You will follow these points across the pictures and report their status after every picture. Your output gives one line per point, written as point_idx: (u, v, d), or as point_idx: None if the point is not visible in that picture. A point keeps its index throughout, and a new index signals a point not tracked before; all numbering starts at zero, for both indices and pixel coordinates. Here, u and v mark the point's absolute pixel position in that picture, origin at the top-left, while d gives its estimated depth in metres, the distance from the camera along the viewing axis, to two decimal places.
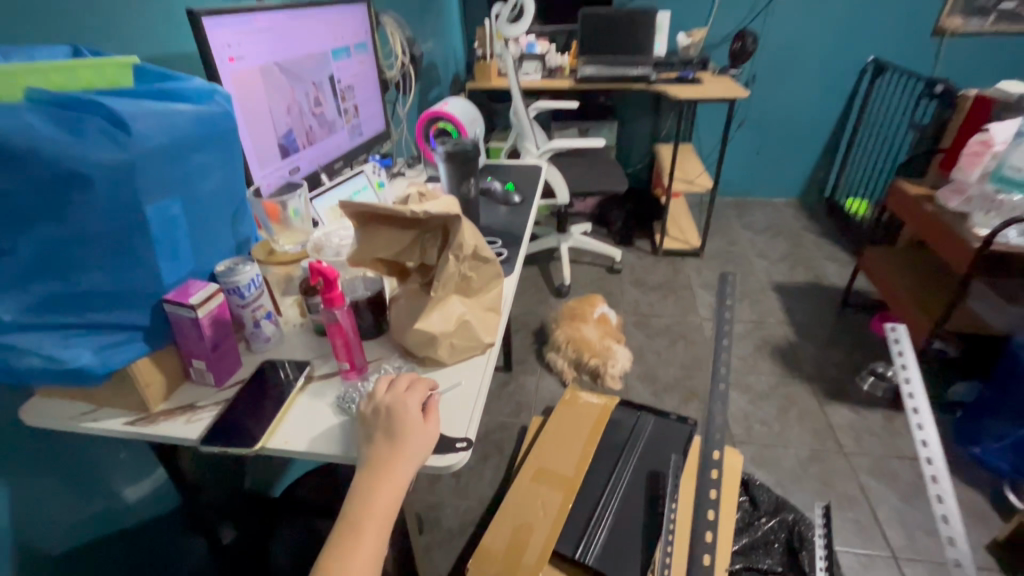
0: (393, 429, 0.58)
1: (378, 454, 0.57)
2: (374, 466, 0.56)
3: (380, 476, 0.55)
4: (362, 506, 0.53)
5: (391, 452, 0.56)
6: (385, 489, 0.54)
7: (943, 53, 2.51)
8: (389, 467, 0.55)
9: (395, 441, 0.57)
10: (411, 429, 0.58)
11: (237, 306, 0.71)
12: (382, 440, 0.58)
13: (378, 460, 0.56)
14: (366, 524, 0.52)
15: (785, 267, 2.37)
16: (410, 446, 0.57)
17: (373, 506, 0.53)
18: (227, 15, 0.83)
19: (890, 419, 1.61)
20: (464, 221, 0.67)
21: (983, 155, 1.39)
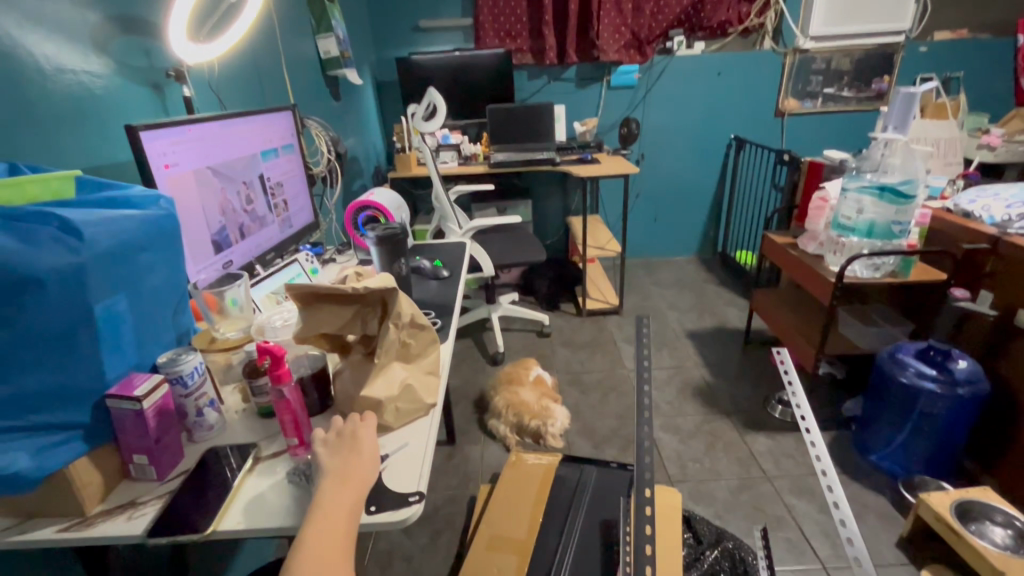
0: (352, 444, 0.67)
1: (339, 464, 0.64)
2: (336, 474, 0.63)
3: (344, 480, 0.62)
4: (330, 504, 0.59)
5: (352, 461, 0.64)
6: (350, 488, 0.61)
7: (787, 130, 3.06)
8: (352, 473, 0.63)
9: (354, 452, 0.66)
10: (367, 443, 0.67)
11: (180, 396, 0.73)
12: (340, 454, 0.65)
13: (340, 468, 0.63)
14: (335, 517, 0.58)
15: (694, 316, 2.64)
16: (367, 455, 0.66)
17: (341, 503, 0.59)
18: (163, 128, 0.90)
19: (800, 441, 1.79)
20: (400, 293, 0.76)
21: (824, 210, 1.74)
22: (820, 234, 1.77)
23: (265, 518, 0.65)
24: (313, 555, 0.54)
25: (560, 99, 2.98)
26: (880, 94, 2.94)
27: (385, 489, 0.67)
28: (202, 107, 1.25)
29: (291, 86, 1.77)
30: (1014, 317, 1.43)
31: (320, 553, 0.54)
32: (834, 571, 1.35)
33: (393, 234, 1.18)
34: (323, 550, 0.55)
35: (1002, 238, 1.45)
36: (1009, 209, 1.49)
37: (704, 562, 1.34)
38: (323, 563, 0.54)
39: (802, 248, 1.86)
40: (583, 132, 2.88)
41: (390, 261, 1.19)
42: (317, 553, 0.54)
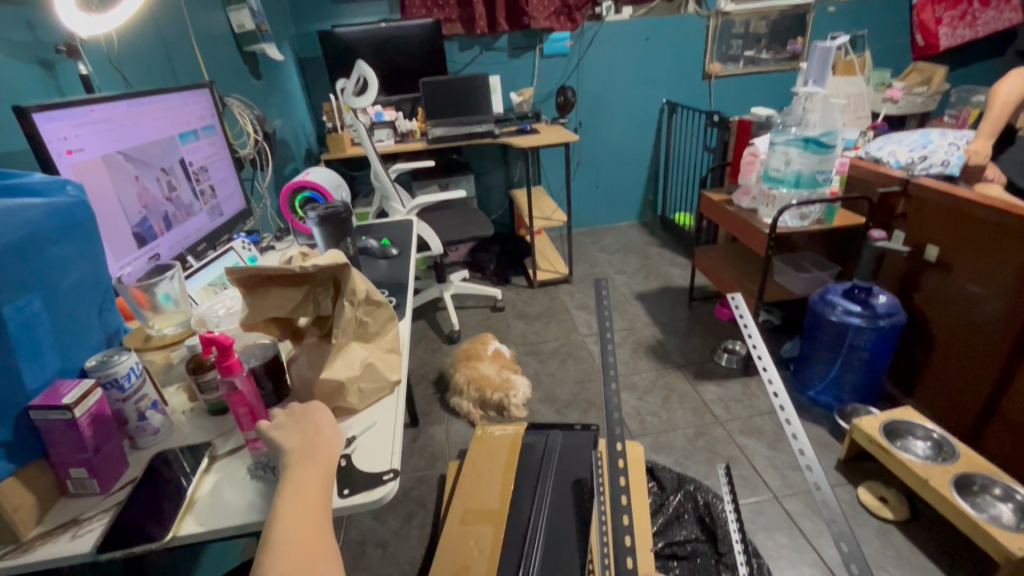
0: (309, 422, 0.65)
1: (301, 442, 0.62)
2: (300, 451, 0.61)
3: (310, 456, 0.60)
4: (299, 480, 0.57)
5: (313, 438, 0.63)
6: (318, 462, 0.60)
7: (714, 92, 3.17)
8: (315, 448, 0.61)
9: (313, 430, 0.64)
10: (323, 421, 0.65)
11: (116, 400, 0.66)
12: (301, 432, 0.63)
13: (303, 445, 0.61)
14: (306, 492, 0.56)
15: (640, 278, 2.72)
16: (327, 431, 0.64)
17: (310, 477, 0.58)
18: (62, 108, 0.80)
19: (746, 385, 1.90)
20: (352, 269, 0.72)
21: (755, 164, 1.82)
22: (753, 188, 1.86)
23: (229, 517, 0.61)
24: (291, 527, 0.52)
25: (493, 70, 2.92)
26: (795, 54, 3.10)
27: (357, 471, 0.65)
28: (101, 84, 1.12)
29: (203, 63, 1.62)
30: (924, 252, 1.57)
31: (298, 523, 0.53)
32: (784, 498, 1.47)
33: (335, 213, 1.12)
34: (299, 521, 0.53)
35: (911, 179, 1.59)
36: (912, 152, 1.65)
37: (669, 506, 1.42)
38: (301, 533, 0.52)
39: (737, 203, 1.95)
40: (520, 103, 2.85)
41: (335, 241, 1.14)
42: (294, 525, 0.52)
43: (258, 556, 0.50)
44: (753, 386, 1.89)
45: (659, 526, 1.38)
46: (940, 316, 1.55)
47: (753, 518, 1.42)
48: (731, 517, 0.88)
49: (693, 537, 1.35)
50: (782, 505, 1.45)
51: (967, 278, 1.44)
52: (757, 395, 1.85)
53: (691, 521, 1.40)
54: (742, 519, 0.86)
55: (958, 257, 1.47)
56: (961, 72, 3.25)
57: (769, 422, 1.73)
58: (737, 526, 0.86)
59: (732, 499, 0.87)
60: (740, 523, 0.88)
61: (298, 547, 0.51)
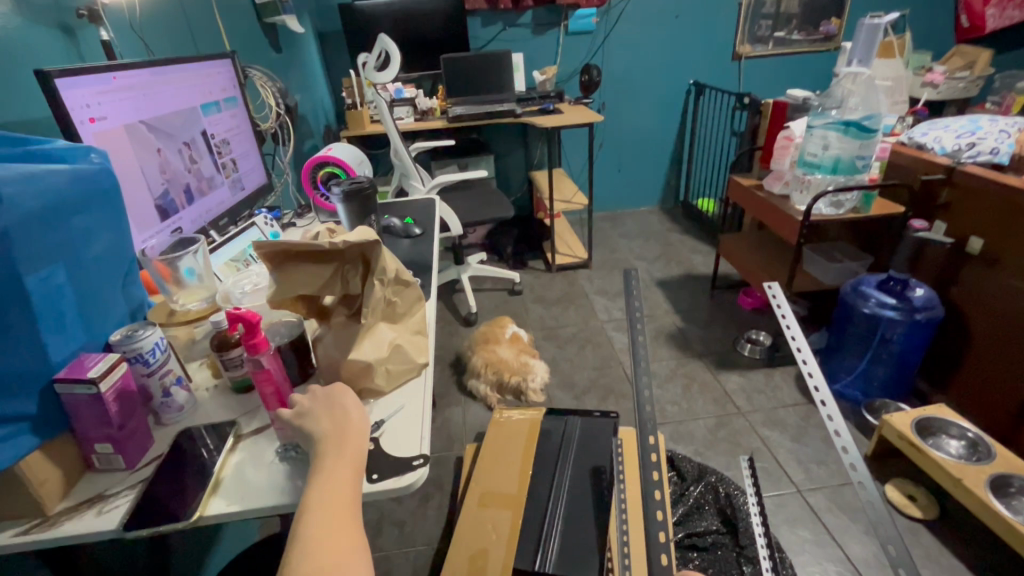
0: (336, 406, 0.63)
1: (332, 428, 0.60)
2: (331, 437, 0.59)
3: (341, 440, 0.59)
4: (331, 465, 0.56)
5: (344, 422, 0.61)
6: (349, 448, 0.58)
7: (743, 74, 3.06)
8: (346, 433, 0.60)
9: (343, 414, 0.62)
10: (352, 404, 0.63)
11: (141, 375, 0.65)
12: (329, 416, 0.62)
13: (335, 430, 0.60)
14: (338, 476, 0.55)
15: (661, 265, 2.67)
16: (357, 414, 0.62)
17: (341, 463, 0.56)
18: (84, 74, 0.78)
19: (770, 376, 1.86)
20: (382, 247, 0.70)
21: (789, 148, 1.76)
22: (786, 173, 1.79)
23: (252, 497, 0.60)
24: (322, 516, 0.51)
25: (516, 47, 2.84)
26: (829, 35, 2.97)
27: (384, 455, 0.63)
28: (124, 53, 1.09)
29: (224, 33, 1.58)
30: (967, 244, 1.50)
31: (329, 510, 0.51)
32: (807, 493, 1.43)
33: (360, 189, 1.09)
34: (330, 510, 0.52)
35: (957, 166, 1.51)
36: (959, 139, 1.55)
37: (689, 497, 1.40)
38: (333, 522, 0.51)
39: (768, 189, 1.89)
40: (542, 81, 2.77)
41: (359, 218, 1.12)
42: (325, 514, 0.51)
43: (289, 545, 0.49)
44: (777, 378, 1.85)
45: (679, 516, 1.36)
46: (979, 311, 1.48)
47: (775, 511, 1.39)
48: (754, 508, 0.80)
49: (714, 529, 1.33)
50: (806, 500, 1.42)
51: (1010, 272, 1.38)
52: (781, 386, 1.81)
53: (712, 512, 1.37)
54: (765, 510, 0.78)
55: (1002, 250, 1.40)
56: (1005, 57, 3.10)
57: (793, 415, 1.69)
58: (759, 514, 0.78)
59: (758, 499, 0.79)
60: (763, 513, 0.79)
61: (328, 537, 0.49)
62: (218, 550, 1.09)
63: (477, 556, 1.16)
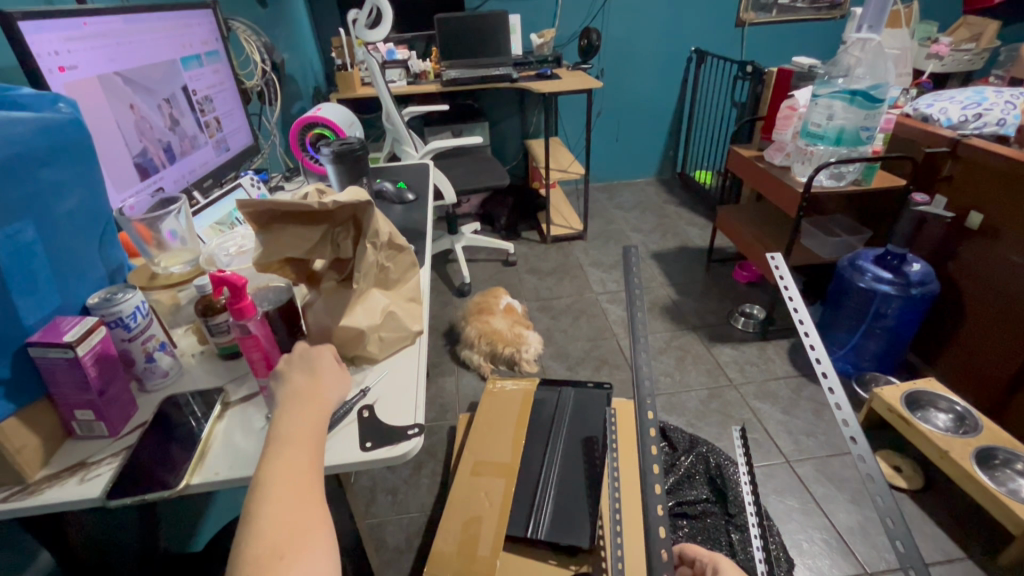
0: (312, 369, 0.61)
1: (298, 393, 0.58)
2: (292, 402, 0.57)
3: (303, 409, 0.56)
4: (290, 432, 0.53)
5: (310, 387, 0.59)
6: (310, 416, 0.56)
7: (745, 42, 2.97)
8: (308, 403, 0.57)
9: (314, 378, 0.60)
10: (326, 370, 0.62)
11: (122, 340, 0.62)
12: (301, 379, 0.60)
13: (298, 396, 0.58)
14: (296, 447, 0.52)
15: (657, 237, 2.65)
16: (327, 378, 0.61)
17: (300, 432, 0.54)
18: (50, 18, 0.72)
19: (763, 349, 1.87)
20: (375, 209, 0.66)
21: (792, 118, 1.72)
22: (788, 144, 1.76)
23: (240, 465, 0.58)
24: (281, 486, 0.48)
25: (513, 7, 2.73)
26: (835, 3, 2.89)
27: (377, 423, 0.62)
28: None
29: None
30: (967, 219, 1.49)
31: (288, 479, 0.49)
32: (796, 463, 1.45)
33: (351, 150, 1.05)
34: (288, 479, 0.49)
35: (962, 139, 1.48)
36: (965, 110, 1.53)
37: (681, 466, 1.42)
38: (291, 494, 0.48)
39: (769, 160, 1.86)
40: (540, 45, 2.68)
41: (350, 181, 1.08)
42: (283, 484, 0.49)
43: (241, 521, 0.46)
44: (769, 351, 1.86)
45: (671, 485, 1.37)
46: (975, 286, 1.49)
47: (764, 482, 1.41)
48: (746, 480, 0.81)
49: (703, 497, 1.35)
50: (795, 470, 1.44)
51: (1011, 248, 1.36)
52: (773, 359, 1.82)
53: (702, 480, 1.39)
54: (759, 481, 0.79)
55: (1002, 224, 1.38)
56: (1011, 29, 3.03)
57: (783, 387, 1.70)
58: (753, 487, 0.80)
59: (751, 472, 0.80)
60: (756, 483, 0.80)
61: (288, 507, 0.47)
62: (209, 516, 1.08)
63: (470, 522, 1.16)
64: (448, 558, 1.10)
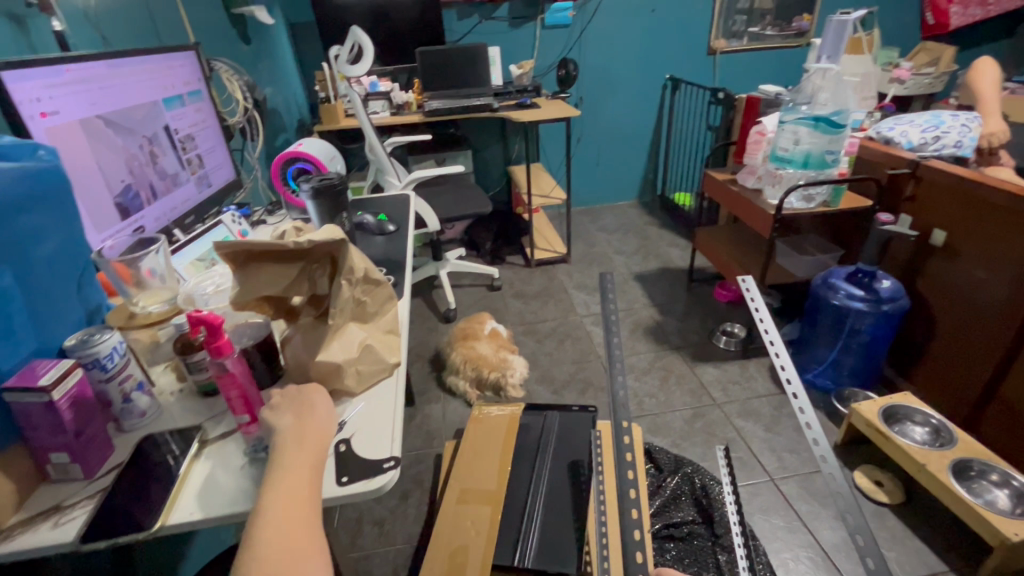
0: (305, 403, 0.62)
1: (293, 426, 0.59)
2: (290, 436, 0.58)
3: (300, 441, 0.57)
4: (288, 465, 0.55)
5: (307, 419, 0.60)
6: (307, 447, 0.57)
7: (718, 69, 3.09)
8: (306, 433, 0.59)
9: (308, 411, 0.61)
10: (320, 404, 0.63)
11: (98, 381, 0.63)
12: (294, 415, 0.61)
13: (295, 430, 0.59)
14: (293, 479, 0.53)
15: (639, 258, 2.69)
16: (320, 411, 0.62)
17: (298, 463, 0.55)
18: (33, 67, 0.74)
19: (745, 367, 1.90)
20: (351, 246, 0.68)
21: (762, 143, 1.78)
22: (759, 168, 1.82)
23: (217, 505, 0.58)
24: (278, 519, 0.49)
25: (493, 40, 2.82)
26: (802, 31, 3.02)
27: (354, 457, 0.63)
28: (79, 45, 1.06)
29: (188, 25, 1.54)
30: (931, 237, 1.55)
31: (285, 511, 0.50)
32: (781, 481, 1.47)
33: (330, 185, 1.07)
34: (284, 511, 0.50)
35: (921, 161, 1.55)
36: (924, 133, 1.60)
37: (667, 488, 1.42)
38: (288, 526, 0.49)
39: (741, 183, 1.91)
40: (519, 76, 2.76)
41: (331, 216, 1.10)
42: (280, 517, 0.49)
43: (241, 550, 0.47)
44: (751, 369, 1.88)
45: (657, 507, 1.38)
46: (942, 300, 1.54)
47: (750, 500, 1.42)
48: (728, 500, 0.83)
49: (690, 519, 1.35)
50: (779, 488, 1.45)
51: (974, 263, 1.42)
52: (755, 377, 1.85)
53: (688, 501, 1.40)
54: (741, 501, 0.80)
55: (964, 241, 1.44)
56: (968, 53, 3.19)
57: (766, 405, 1.73)
58: (735, 508, 0.81)
59: (732, 492, 0.81)
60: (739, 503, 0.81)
61: (287, 539, 0.48)
62: (189, 556, 1.06)
63: (456, 552, 1.15)
64: None
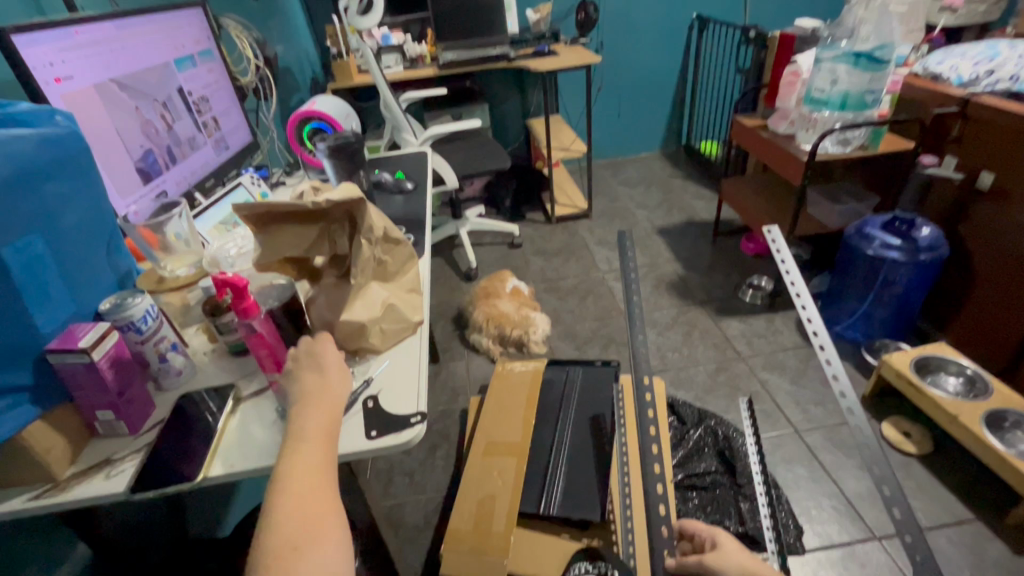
0: (320, 365, 0.63)
1: (309, 391, 0.60)
2: (306, 402, 0.59)
3: (316, 406, 0.58)
4: (304, 432, 0.56)
5: (322, 384, 0.61)
6: (322, 414, 0.58)
7: (749, 5, 2.89)
8: (322, 398, 0.59)
9: (323, 373, 0.62)
10: (334, 366, 0.63)
11: (135, 343, 0.65)
12: (310, 377, 0.62)
13: (310, 395, 0.60)
14: (310, 446, 0.54)
15: (663, 212, 2.62)
16: (336, 375, 0.63)
17: (313, 430, 0.56)
18: (41, 29, 0.73)
19: (771, 320, 1.86)
20: (369, 204, 0.68)
21: (796, 84, 1.67)
22: (792, 112, 1.72)
23: (253, 458, 0.61)
24: (295, 486, 0.51)
25: None
26: None
27: (383, 413, 0.64)
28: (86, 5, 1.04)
29: None
30: (977, 180, 1.45)
31: (301, 479, 0.51)
32: (805, 433, 1.47)
33: (346, 144, 1.06)
34: (302, 478, 0.51)
35: (971, 98, 1.44)
36: (977, 67, 1.49)
37: (690, 440, 1.44)
38: (304, 493, 0.50)
39: (773, 129, 1.81)
40: (536, 21, 2.63)
41: (349, 174, 1.08)
42: (296, 484, 0.51)
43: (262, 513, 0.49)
44: (778, 323, 1.85)
45: (679, 457, 1.40)
46: (985, 248, 1.46)
47: (773, 451, 1.42)
48: (751, 447, 0.85)
49: (713, 469, 1.37)
50: (804, 439, 1.45)
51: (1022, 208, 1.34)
52: (782, 331, 1.82)
53: (711, 452, 1.41)
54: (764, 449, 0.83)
55: (1014, 184, 1.35)
56: None
57: (793, 358, 1.70)
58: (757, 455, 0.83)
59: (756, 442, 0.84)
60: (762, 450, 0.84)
61: (303, 506, 0.49)
62: (235, 503, 1.13)
63: (484, 501, 1.20)
64: (463, 537, 1.14)
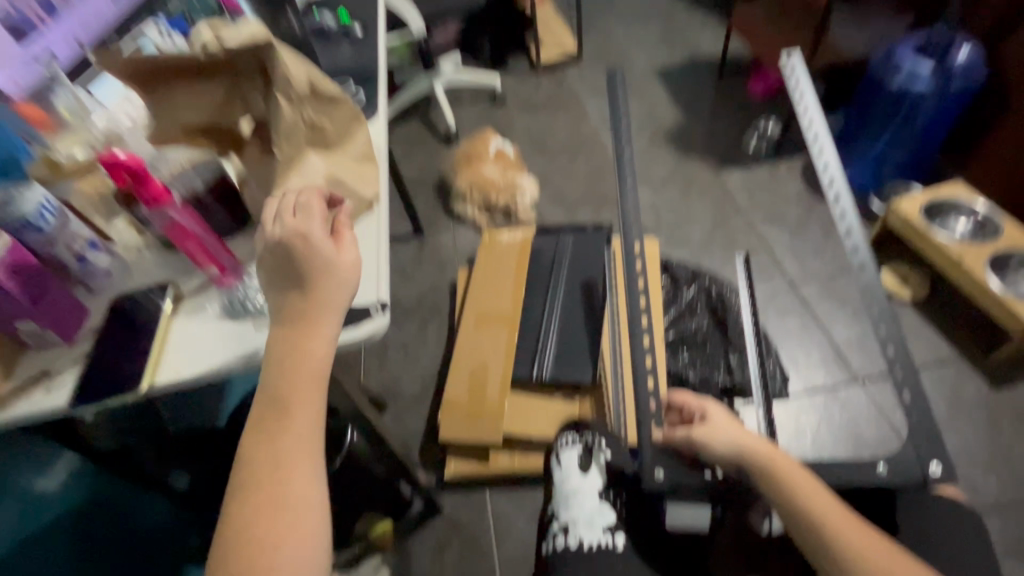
0: (305, 269, 0.53)
1: (295, 310, 0.53)
2: (284, 345, 0.52)
3: (295, 356, 0.52)
4: (277, 397, 0.51)
5: (310, 300, 0.53)
6: (301, 372, 0.52)
7: None
8: (301, 346, 0.52)
9: (309, 278, 0.53)
10: (322, 265, 0.53)
11: (41, 244, 0.57)
12: (294, 289, 0.53)
13: (290, 334, 0.53)
14: (283, 420, 0.51)
15: (662, 49, 2.30)
16: (331, 275, 0.53)
17: (288, 397, 0.51)
18: None
19: (774, 170, 1.73)
20: (280, 47, 0.55)
21: None
22: None
23: (204, 360, 0.57)
24: (261, 468, 0.49)
25: None
26: None
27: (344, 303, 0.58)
28: None
29: None
30: None
31: (267, 462, 0.50)
32: (800, 285, 1.44)
33: None
34: (270, 460, 0.50)
35: None
36: None
37: (683, 298, 1.42)
38: (269, 477, 0.49)
39: None
40: None
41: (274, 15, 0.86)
42: (261, 465, 0.50)
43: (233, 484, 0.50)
44: (782, 171, 1.72)
45: (673, 318, 1.38)
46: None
47: (766, 304, 1.41)
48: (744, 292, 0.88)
49: (705, 326, 1.36)
50: (798, 291, 1.43)
51: None
52: (786, 180, 1.69)
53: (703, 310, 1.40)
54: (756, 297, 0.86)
55: None
56: None
57: (795, 209, 1.61)
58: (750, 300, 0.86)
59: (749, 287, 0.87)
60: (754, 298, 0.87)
61: (268, 494, 0.49)
62: None
63: (477, 371, 1.21)
64: (458, 406, 1.19)
